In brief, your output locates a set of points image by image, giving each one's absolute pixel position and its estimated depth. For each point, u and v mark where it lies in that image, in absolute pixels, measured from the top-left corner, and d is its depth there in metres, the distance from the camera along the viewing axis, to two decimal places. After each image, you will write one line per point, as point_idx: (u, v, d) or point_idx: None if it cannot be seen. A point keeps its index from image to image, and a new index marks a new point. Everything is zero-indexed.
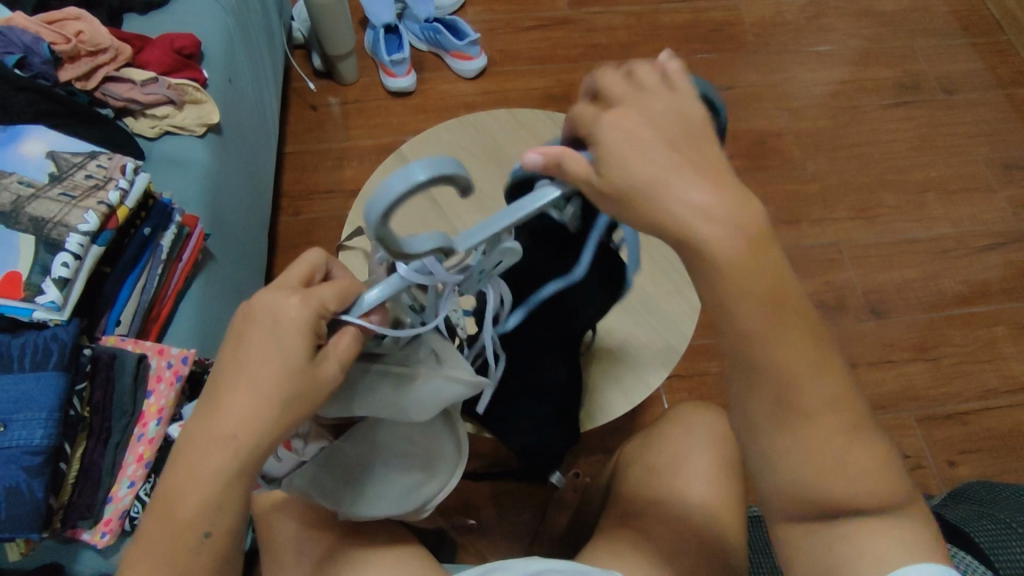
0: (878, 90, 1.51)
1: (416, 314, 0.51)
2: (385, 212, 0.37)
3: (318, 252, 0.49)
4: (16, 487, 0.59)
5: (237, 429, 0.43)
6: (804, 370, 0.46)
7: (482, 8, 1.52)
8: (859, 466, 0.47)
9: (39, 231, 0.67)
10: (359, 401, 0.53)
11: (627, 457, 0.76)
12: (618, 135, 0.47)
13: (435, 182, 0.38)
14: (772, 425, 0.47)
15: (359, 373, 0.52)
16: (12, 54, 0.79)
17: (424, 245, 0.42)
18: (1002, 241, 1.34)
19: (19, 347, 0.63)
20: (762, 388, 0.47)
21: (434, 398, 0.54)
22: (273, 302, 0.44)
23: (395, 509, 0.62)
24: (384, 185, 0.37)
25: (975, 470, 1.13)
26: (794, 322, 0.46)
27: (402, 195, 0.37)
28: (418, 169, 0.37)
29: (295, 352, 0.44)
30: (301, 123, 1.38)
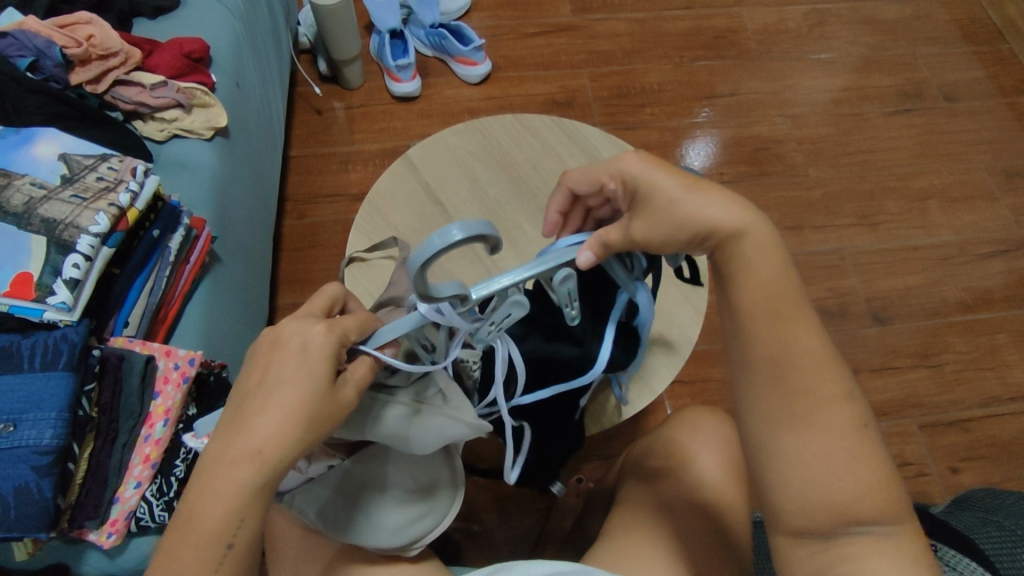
0: (880, 98, 1.51)
1: (429, 353, 0.54)
2: (425, 262, 0.41)
3: (337, 287, 0.52)
4: (25, 486, 0.60)
5: (263, 445, 0.44)
6: (821, 385, 0.49)
7: (487, 14, 1.53)
8: (869, 480, 0.48)
9: (50, 232, 0.68)
10: (365, 430, 0.54)
11: (632, 462, 0.76)
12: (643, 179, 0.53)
13: (469, 241, 0.41)
14: (785, 436, 0.49)
15: (367, 406, 0.53)
16: (24, 57, 0.80)
17: (448, 290, 0.44)
18: (1004, 248, 1.35)
19: (29, 347, 0.64)
20: (773, 395, 0.49)
21: (439, 432, 0.56)
22: (300, 326, 0.47)
23: (387, 540, 0.61)
24: (425, 242, 0.41)
25: (980, 477, 1.13)
26: (810, 337, 0.50)
27: (440, 251, 0.41)
28: (455, 229, 0.41)
29: (317, 369, 0.45)
30: (307, 127, 1.39)
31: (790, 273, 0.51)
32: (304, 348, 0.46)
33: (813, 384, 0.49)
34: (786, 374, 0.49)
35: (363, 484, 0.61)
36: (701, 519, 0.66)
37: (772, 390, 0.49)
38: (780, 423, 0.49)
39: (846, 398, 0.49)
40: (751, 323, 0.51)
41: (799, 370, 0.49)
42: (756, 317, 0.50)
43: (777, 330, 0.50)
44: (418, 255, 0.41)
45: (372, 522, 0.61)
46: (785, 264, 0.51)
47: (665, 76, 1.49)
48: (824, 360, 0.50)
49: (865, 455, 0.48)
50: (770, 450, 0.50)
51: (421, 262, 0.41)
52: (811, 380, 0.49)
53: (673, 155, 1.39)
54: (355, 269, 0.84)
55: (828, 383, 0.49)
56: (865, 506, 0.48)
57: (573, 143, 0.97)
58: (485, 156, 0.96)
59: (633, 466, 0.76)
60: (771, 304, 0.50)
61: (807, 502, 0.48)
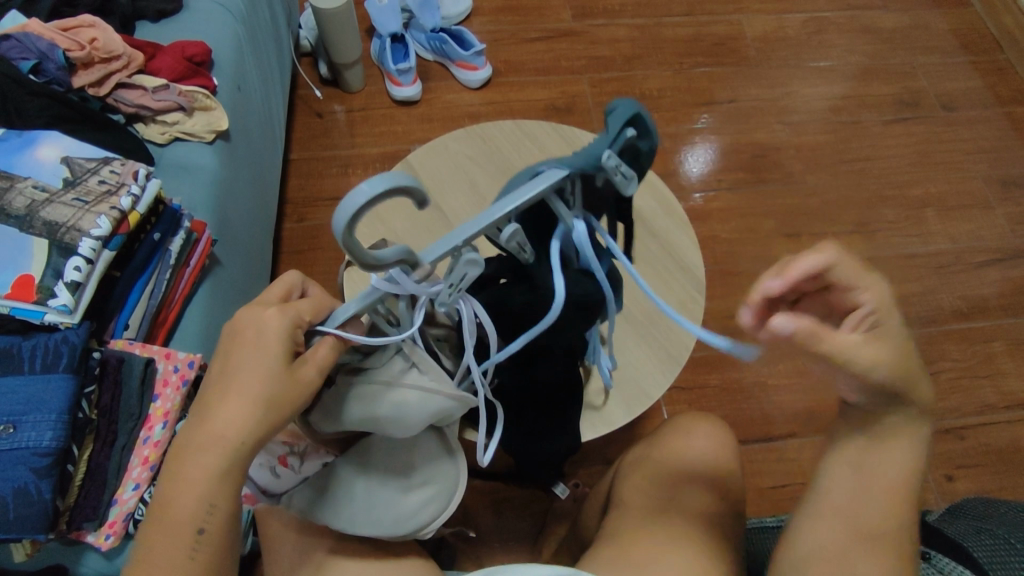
0: (878, 106, 1.52)
1: (394, 330, 0.52)
2: (348, 224, 0.41)
3: (296, 273, 0.53)
4: (24, 487, 0.60)
5: (226, 429, 0.46)
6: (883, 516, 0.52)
7: (487, 19, 1.54)
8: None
9: (52, 235, 0.68)
10: (339, 415, 0.54)
11: (628, 466, 0.77)
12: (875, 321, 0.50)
13: (389, 194, 0.41)
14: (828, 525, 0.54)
15: (339, 391, 0.54)
16: (27, 60, 0.81)
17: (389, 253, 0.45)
18: (1001, 257, 1.36)
19: (30, 349, 0.64)
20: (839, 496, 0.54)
21: (418, 406, 0.54)
22: (256, 312, 0.48)
23: (395, 528, 0.62)
24: (345, 200, 0.40)
25: (974, 485, 1.14)
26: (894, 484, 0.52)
27: (362, 207, 0.40)
28: (373, 183, 0.40)
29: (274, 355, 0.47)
30: (307, 130, 1.39)
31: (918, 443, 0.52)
32: (253, 334, 0.47)
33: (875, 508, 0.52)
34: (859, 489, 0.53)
35: (357, 475, 0.62)
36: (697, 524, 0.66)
37: (839, 489, 0.54)
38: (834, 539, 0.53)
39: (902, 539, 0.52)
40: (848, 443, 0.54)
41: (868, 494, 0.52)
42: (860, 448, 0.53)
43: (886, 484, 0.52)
44: (337, 218, 0.41)
45: (374, 511, 0.61)
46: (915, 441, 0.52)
47: (665, 82, 1.50)
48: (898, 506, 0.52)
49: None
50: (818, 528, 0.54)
51: (343, 226, 0.40)
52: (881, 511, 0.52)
53: (672, 161, 1.40)
54: (354, 273, 0.85)
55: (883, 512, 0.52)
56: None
57: (571, 149, 0.97)
58: (484, 162, 0.97)
59: (630, 470, 0.76)
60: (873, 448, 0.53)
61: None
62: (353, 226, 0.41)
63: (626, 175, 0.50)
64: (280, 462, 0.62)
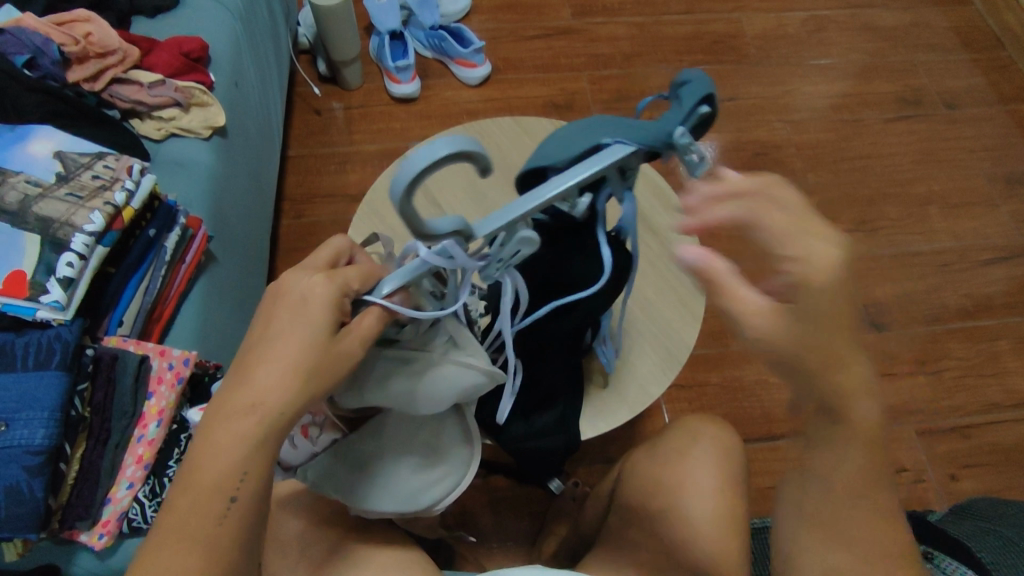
0: (880, 104, 1.51)
1: (437, 304, 0.50)
2: (409, 185, 0.39)
3: (344, 240, 0.53)
4: (16, 486, 0.59)
5: (263, 396, 0.45)
6: (865, 528, 0.50)
7: (486, 17, 1.53)
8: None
9: (45, 231, 0.67)
10: (375, 389, 0.53)
11: (630, 465, 0.76)
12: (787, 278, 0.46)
13: (456, 158, 0.39)
14: (809, 541, 0.52)
15: (377, 362, 0.53)
16: (22, 54, 0.80)
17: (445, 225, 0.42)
18: (1004, 255, 1.35)
19: (22, 345, 0.63)
20: (812, 508, 0.51)
21: (452, 383, 0.54)
22: (304, 280, 0.48)
23: (406, 505, 0.62)
24: (411, 159, 0.39)
25: (979, 485, 1.13)
26: (873, 489, 0.49)
27: (426, 168, 0.39)
28: (440, 145, 0.39)
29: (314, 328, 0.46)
30: (305, 127, 1.38)
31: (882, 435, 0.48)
32: (298, 302, 0.47)
33: (855, 520, 0.50)
34: (828, 499, 0.50)
35: (372, 453, 0.61)
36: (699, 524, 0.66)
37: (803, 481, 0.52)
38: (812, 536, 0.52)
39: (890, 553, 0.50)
40: (807, 441, 0.51)
41: (843, 505, 0.50)
42: (818, 446, 0.50)
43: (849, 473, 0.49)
44: (400, 177, 0.39)
45: (386, 490, 0.61)
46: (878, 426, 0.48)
47: (665, 80, 1.49)
48: (878, 514, 0.50)
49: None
50: (799, 544, 0.53)
51: (405, 186, 0.39)
52: (859, 526, 0.50)
53: None
54: None
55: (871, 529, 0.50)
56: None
57: None
58: None
59: (631, 470, 0.75)
60: (831, 448, 0.49)
61: None
62: (415, 188, 0.39)
63: (698, 154, 0.50)
64: (300, 433, 0.60)
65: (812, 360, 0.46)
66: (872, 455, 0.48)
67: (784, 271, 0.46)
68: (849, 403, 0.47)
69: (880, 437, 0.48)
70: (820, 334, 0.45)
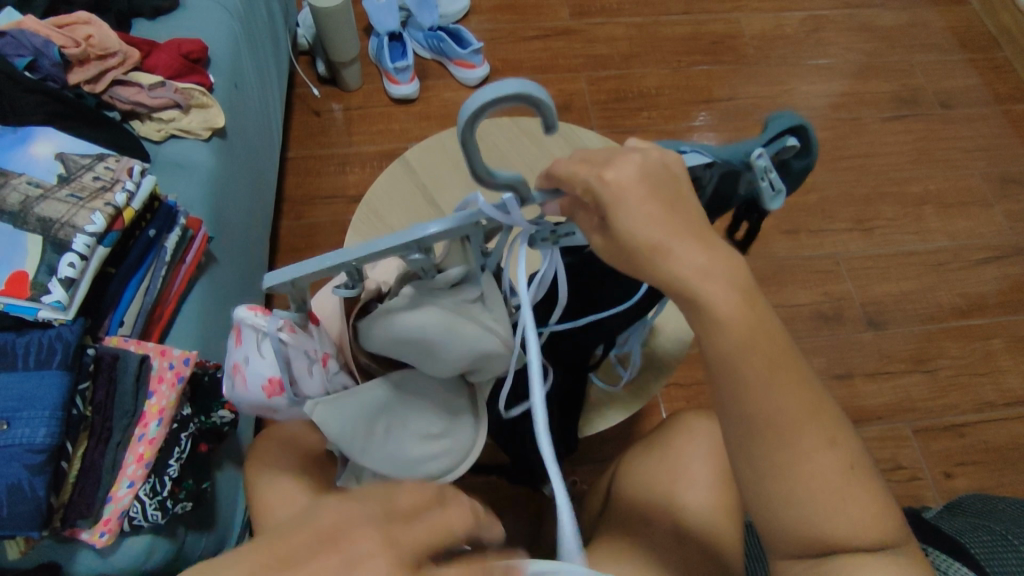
0: (877, 104, 1.52)
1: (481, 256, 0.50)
2: (475, 113, 0.40)
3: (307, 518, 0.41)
4: (18, 484, 0.59)
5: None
6: (808, 434, 0.46)
7: (485, 17, 1.54)
8: (863, 517, 0.47)
9: (46, 231, 0.68)
10: (410, 327, 0.51)
11: (626, 462, 0.76)
12: (640, 208, 0.43)
13: (519, 100, 0.40)
14: (769, 486, 0.47)
15: (415, 299, 0.51)
16: (23, 57, 0.80)
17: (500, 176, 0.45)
18: (998, 254, 1.36)
19: (23, 345, 0.64)
20: (756, 448, 0.46)
21: (474, 345, 0.53)
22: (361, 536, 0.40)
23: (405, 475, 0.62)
24: (480, 91, 0.39)
25: (972, 483, 1.13)
26: (795, 388, 0.46)
27: (493, 102, 0.39)
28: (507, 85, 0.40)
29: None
30: (305, 128, 1.39)
31: (756, 302, 0.45)
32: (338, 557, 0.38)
33: (797, 430, 0.46)
34: (766, 429, 0.46)
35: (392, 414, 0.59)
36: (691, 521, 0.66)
37: (743, 435, 0.47)
38: (770, 487, 0.47)
39: (833, 441, 0.47)
40: (720, 380, 0.46)
41: (781, 419, 0.46)
42: (722, 367, 0.45)
43: (798, 411, 0.46)
44: (470, 104, 0.40)
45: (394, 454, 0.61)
46: (745, 281, 0.45)
47: (663, 80, 1.50)
48: (808, 403, 0.46)
49: (855, 491, 0.47)
50: (758, 492, 0.47)
51: (470, 114, 0.40)
52: (796, 426, 0.46)
53: None
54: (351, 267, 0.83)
55: (814, 435, 0.46)
56: (859, 539, 0.47)
57: (571, 149, 0.97)
58: (481, 159, 0.97)
59: (626, 466, 0.75)
60: (728, 357, 0.45)
61: (800, 543, 0.48)
62: (475, 122, 0.40)
63: (774, 184, 0.52)
64: (321, 364, 0.54)
65: (638, 258, 0.43)
66: (765, 334, 0.45)
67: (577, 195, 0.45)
68: (695, 292, 0.43)
69: (758, 303, 0.45)
70: (637, 230, 0.43)
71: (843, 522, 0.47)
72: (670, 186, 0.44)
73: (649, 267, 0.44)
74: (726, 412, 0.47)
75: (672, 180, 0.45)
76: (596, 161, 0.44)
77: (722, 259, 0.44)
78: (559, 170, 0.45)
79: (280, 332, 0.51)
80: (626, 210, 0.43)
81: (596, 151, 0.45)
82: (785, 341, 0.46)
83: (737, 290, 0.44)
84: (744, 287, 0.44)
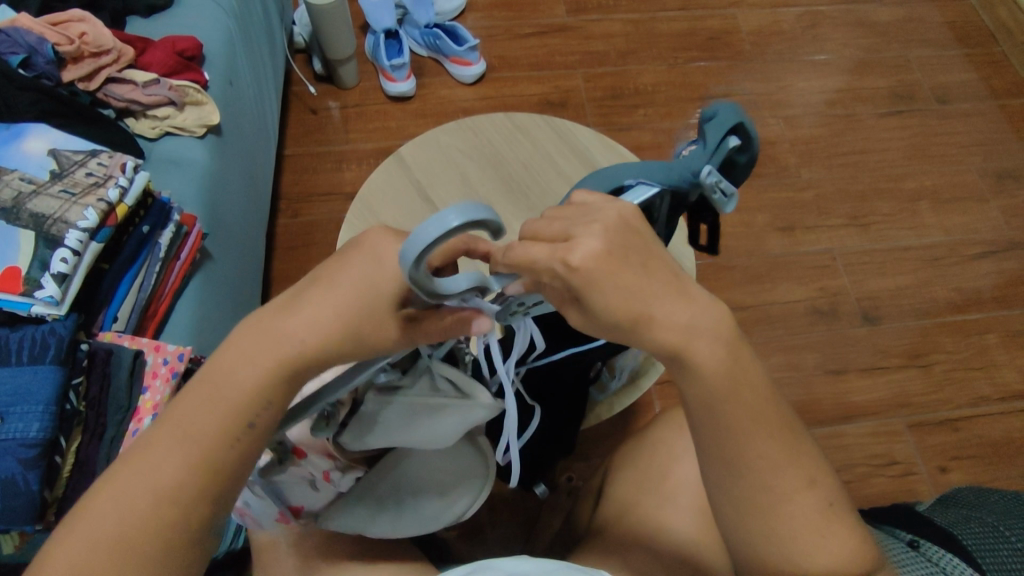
0: (873, 99, 1.52)
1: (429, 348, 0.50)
2: (418, 258, 0.37)
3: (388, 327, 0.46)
4: (11, 478, 0.59)
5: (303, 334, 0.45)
6: (785, 467, 0.46)
7: (481, 15, 1.54)
8: (843, 552, 0.46)
9: (39, 227, 0.68)
10: (377, 430, 0.52)
11: (614, 476, 0.76)
12: (617, 293, 0.41)
13: (467, 228, 0.36)
14: (750, 524, 0.47)
15: (394, 415, 0.51)
16: (17, 54, 0.81)
17: (460, 284, 0.41)
18: (994, 249, 1.36)
19: (17, 340, 0.64)
20: (737, 488, 0.46)
21: (456, 424, 0.52)
22: (377, 247, 0.47)
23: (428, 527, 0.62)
24: (418, 231, 0.36)
25: (968, 476, 1.13)
26: (771, 424, 0.46)
27: (437, 239, 0.36)
28: (451, 215, 0.35)
29: (361, 324, 0.46)
30: (301, 126, 1.39)
31: (740, 354, 0.45)
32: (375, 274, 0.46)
33: (773, 476, 0.46)
34: (744, 472, 0.46)
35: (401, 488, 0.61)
36: (677, 532, 0.66)
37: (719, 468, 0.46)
38: (744, 516, 0.47)
39: (812, 481, 0.46)
40: (698, 411, 0.46)
41: (758, 466, 0.45)
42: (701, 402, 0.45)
43: (773, 443, 0.46)
44: (410, 247, 0.36)
45: (416, 516, 0.61)
46: (732, 332, 0.45)
47: (659, 76, 1.50)
48: (786, 442, 0.46)
49: (835, 526, 0.47)
50: (738, 529, 0.47)
51: (414, 259, 0.36)
52: (774, 475, 0.45)
53: (669, 154, 1.39)
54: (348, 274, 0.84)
55: (794, 477, 0.46)
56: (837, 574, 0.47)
57: (567, 145, 0.98)
58: (475, 154, 0.97)
59: (614, 479, 0.75)
60: (711, 396, 0.45)
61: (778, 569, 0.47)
62: (424, 258, 0.37)
63: (726, 192, 0.51)
64: (322, 478, 0.58)
65: (620, 331, 0.43)
66: (747, 385, 0.45)
67: (542, 280, 0.42)
68: (686, 352, 0.44)
69: (740, 350, 0.45)
70: (616, 311, 0.41)
71: (821, 555, 0.46)
72: (636, 247, 0.42)
73: (638, 338, 0.43)
74: (702, 445, 0.47)
75: (637, 239, 0.43)
76: (548, 239, 0.42)
77: (697, 313, 0.44)
78: (515, 256, 0.42)
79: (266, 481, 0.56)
80: (601, 295, 0.41)
81: (546, 229, 0.43)
82: (762, 372, 0.46)
83: (718, 338, 0.44)
84: (729, 333, 0.45)
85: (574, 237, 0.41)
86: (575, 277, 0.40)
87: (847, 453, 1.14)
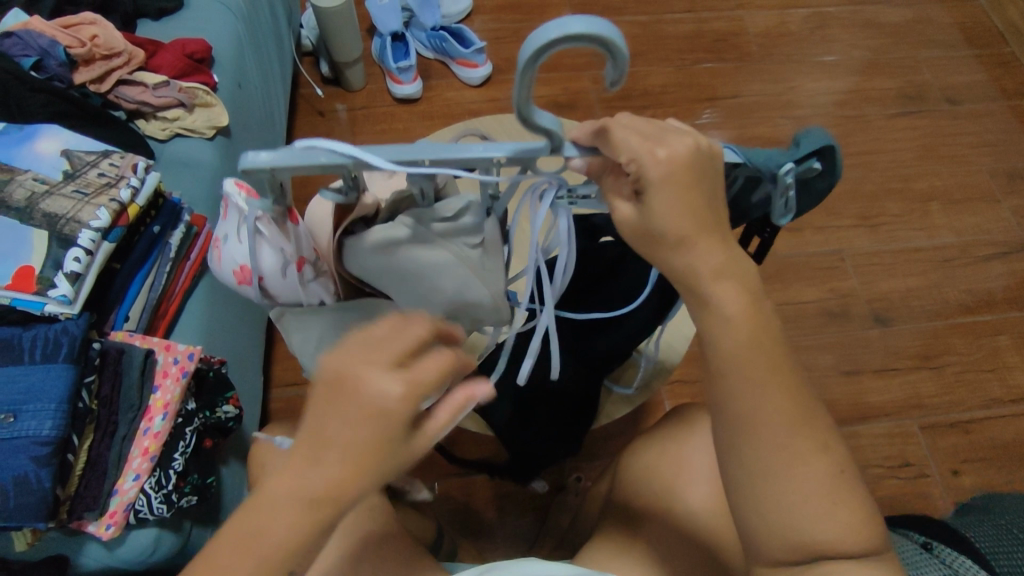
0: (882, 100, 1.52)
1: (489, 199, 0.50)
2: (536, 55, 0.37)
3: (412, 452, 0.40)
4: (24, 476, 0.60)
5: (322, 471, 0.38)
6: (798, 439, 0.44)
7: (489, 17, 1.55)
8: (851, 523, 0.45)
9: (52, 227, 0.69)
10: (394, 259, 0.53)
11: (625, 465, 0.74)
12: (682, 192, 0.42)
13: (589, 44, 0.37)
14: (760, 488, 0.45)
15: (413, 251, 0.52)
16: (30, 56, 0.82)
17: (545, 121, 0.41)
18: (1005, 250, 1.35)
19: (30, 339, 0.65)
20: (749, 458, 0.44)
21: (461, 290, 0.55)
22: (370, 376, 0.38)
23: None
24: (542, 28, 0.37)
25: (981, 479, 1.13)
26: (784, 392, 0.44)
27: (556, 43, 0.37)
28: (579, 24, 0.37)
29: (379, 460, 0.38)
30: (309, 128, 1.40)
31: (760, 314, 0.44)
32: (374, 406, 0.37)
33: (784, 448, 0.44)
34: (757, 439, 0.44)
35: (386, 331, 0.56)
36: (686, 522, 0.66)
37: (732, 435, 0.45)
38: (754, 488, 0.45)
39: (826, 446, 0.45)
40: (714, 376, 0.45)
41: (771, 435, 0.44)
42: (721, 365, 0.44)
43: (786, 409, 0.44)
44: (530, 44, 0.37)
45: None
46: (751, 296, 0.44)
47: (667, 78, 1.50)
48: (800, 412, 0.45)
49: (845, 497, 0.45)
50: (748, 495, 0.45)
51: (537, 48, 0.37)
52: (784, 437, 0.44)
53: None
54: None
55: (806, 450, 0.44)
56: (844, 547, 0.45)
57: None
58: None
59: (625, 470, 0.74)
60: (732, 357, 0.44)
61: (788, 544, 0.45)
62: (538, 60, 0.37)
63: (787, 204, 0.52)
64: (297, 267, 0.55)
65: (661, 244, 0.43)
66: (764, 345, 0.44)
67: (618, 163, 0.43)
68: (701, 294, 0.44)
69: (761, 315, 0.44)
70: (668, 217, 0.42)
71: (828, 528, 0.44)
72: (707, 172, 0.43)
73: (679, 255, 0.43)
74: (717, 409, 0.46)
75: (711, 165, 0.44)
76: (635, 130, 0.44)
77: (721, 280, 0.44)
78: (600, 132, 0.44)
79: (255, 222, 0.51)
80: (659, 191, 0.42)
81: (636, 123, 0.44)
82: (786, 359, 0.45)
83: (735, 302, 0.44)
84: (745, 300, 0.44)
85: (658, 137, 0.43)
86: (653, 165, 0.42)
87: (859, 456, 1.13)
